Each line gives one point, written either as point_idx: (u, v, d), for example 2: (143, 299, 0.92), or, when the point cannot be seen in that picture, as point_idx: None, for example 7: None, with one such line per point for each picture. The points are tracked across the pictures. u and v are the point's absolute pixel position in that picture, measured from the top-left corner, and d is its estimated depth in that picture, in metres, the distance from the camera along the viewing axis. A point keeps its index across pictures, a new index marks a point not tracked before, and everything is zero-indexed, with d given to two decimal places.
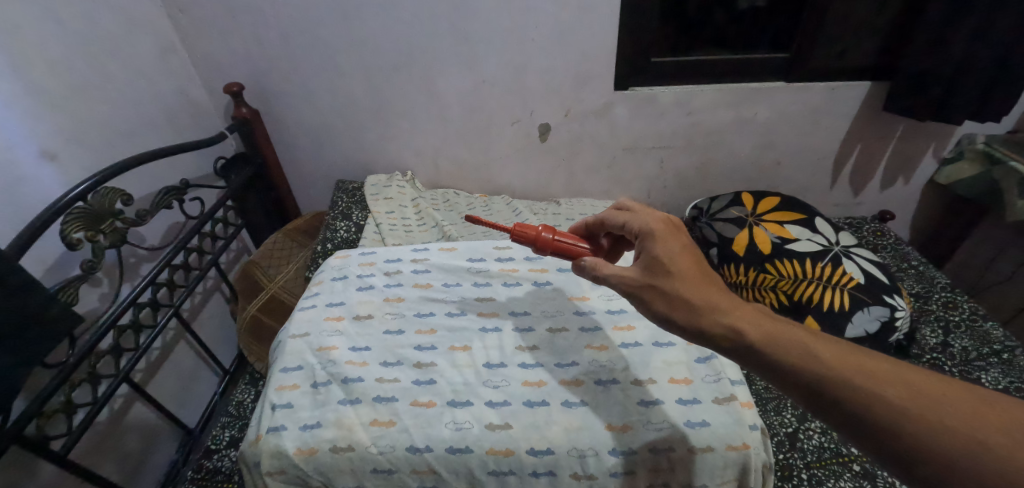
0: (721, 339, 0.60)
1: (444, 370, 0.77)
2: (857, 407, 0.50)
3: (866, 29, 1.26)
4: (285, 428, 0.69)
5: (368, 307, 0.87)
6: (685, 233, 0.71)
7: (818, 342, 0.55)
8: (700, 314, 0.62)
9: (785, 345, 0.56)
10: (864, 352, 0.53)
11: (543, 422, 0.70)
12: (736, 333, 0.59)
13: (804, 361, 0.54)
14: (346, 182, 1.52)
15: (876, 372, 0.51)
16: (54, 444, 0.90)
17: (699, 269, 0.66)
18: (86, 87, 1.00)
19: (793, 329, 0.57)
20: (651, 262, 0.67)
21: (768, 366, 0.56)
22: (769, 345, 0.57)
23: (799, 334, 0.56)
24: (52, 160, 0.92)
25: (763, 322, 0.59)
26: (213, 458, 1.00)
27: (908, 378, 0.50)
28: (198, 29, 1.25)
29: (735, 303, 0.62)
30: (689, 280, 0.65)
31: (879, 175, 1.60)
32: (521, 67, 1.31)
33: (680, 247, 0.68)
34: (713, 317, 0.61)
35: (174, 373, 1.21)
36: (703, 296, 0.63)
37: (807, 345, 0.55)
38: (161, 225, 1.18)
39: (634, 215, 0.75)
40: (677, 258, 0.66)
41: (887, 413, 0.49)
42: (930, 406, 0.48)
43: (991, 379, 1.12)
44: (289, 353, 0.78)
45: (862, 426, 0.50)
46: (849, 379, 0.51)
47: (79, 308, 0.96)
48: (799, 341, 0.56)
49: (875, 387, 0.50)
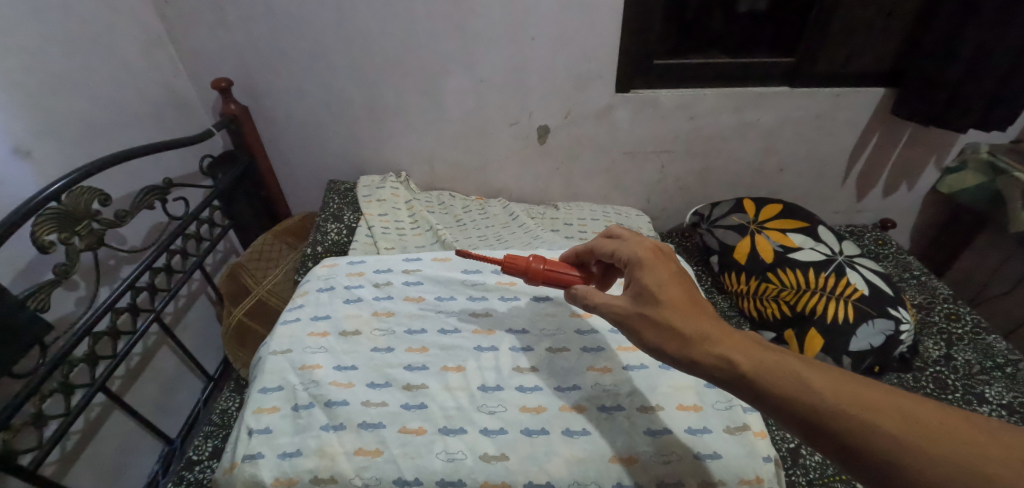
0: (711, 369, 0.56)
1: (436, 393, 0.73)
2: (853, 441, 0.46)
3: (874, 35, 1.24)
4: (263, 457, 0.65)
5: (356, 322, 0.83)
6: (673, 261, 0.67)
7: (811, 371, 0.51)
8: (690, 343, 0.58)
9: (777, 374, 0.52)
10: (860, 380, 0.49)
11: (542, 453, 0.66)
12: (728, 363, 0.55)
13: (797, 391, 0.50)
14: (338, 182, 1.47)
15: (873, 403, 0.47)
16: (23, 457, 0.85)
17: (689, 296, 0.62)
18: (64, 81, 0.95)
19: (786, 357, 0.53)
20: (640, 290, 0.64)
21: (761, 397, 0.52)
22: (762, 376, 0.52)
23: (793, 362, 0.52)
24: (26, 157, 0.87)
25: (755, 350, 0.55)
26: (194, 471, 0.96)
27: (908, 408, 0.46)
28: (185, 21, 1.20)
29: (726, 331, 0.58)
30: (679, 307, 0.60)
31: (881, 182, 1.57)
32: (521, 66, 1.27)
33: (670, 274, 0.64)
34: (703, 346, 0.57)
35: (155, 380, 1.16)
36: (693, 324, 0.59)
37: (801, 375, 0.51)
38: (143, 225, 1.13)
39: (623, 243, 0.71)
40: (666, 286, 0.62)
41: (885, 446, 0.44)
42: (932, 439, 0.43)
43: (995, 394, 1.09)
44: (269, 372, 0.74)
45: (862, 462, 0.45)
46: (844, 410, 0.47)
47: (52, 314, 0.91)
48: (791, 370, 0.52)
49: (872, 419, 0.46)
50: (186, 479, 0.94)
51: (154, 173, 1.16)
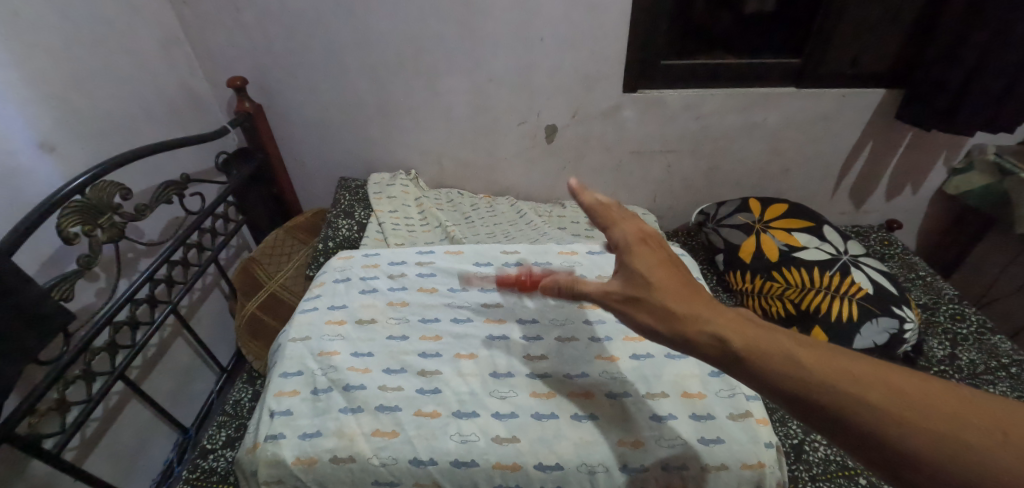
0: (701, 348, 0.55)
1: (450, 379, 0.75)
2: (840, 415, 0.45)
3: (880, 36, 1.25)
4: (284, 437, 0.67)
5: (372, 311, 0.85)
6: (661, 246, 0.67)
7: (799, 346, 0.50)
8: (682, 323, 0.58)
9: (766, 350, 0.51)
10: (847, 354, 0.48)
11: (552, 437, 0.68)
12: (717, 341, 0.54)
13: (785, 366, 0.49)
14: (349, 180, 1.50)
15: (860, 374, 0.46)
16: (47, 442, 0.88)
17: (678, 279, 0.62)
18: (87, 79, 0.99)
19: (776, 333, 0.53)
20: (629, 274, 0.64)
21: (750, 373, 0.51)
22: (751, 351, 0.52)
23: (782, 338, 0.52)
24: (51, 152, 0.90)
25: (746, 327, 0.54)
26: (208, 458, 0.98)
27: (896, 380, 0.45)
28: (203, 22, 1.23)
29: (716, 310, 0.58)
30: (669, 290, 0.61)
31: (886, 183, 1.57)
32: (530, 67, 1.29)
33: (658, 258, 0.65)
34: (693, 325, 0.57)
35: (171, 371, 1.19)
36: (683, 305, 0.59)
37: (790, 350, 0.50)
38: (160, 220, 1.17)
39: (611, 222, 0.69)
40: (655, 269, 0.63)
41: (871, 419, 0.43)
42: (920, 411, 0.43)
43: (1000, 393, 1.10)
44: (289, 357, 0.77)
45: (847, 434, 0.45)
46: (832, 383, 0.46)
47: (75, 304, 0.94)
48: (779, 346, 0.51)
49: (858, 390, 0.45)
50: (202, 466, 0.97)
51: (172, 169, 1.19)
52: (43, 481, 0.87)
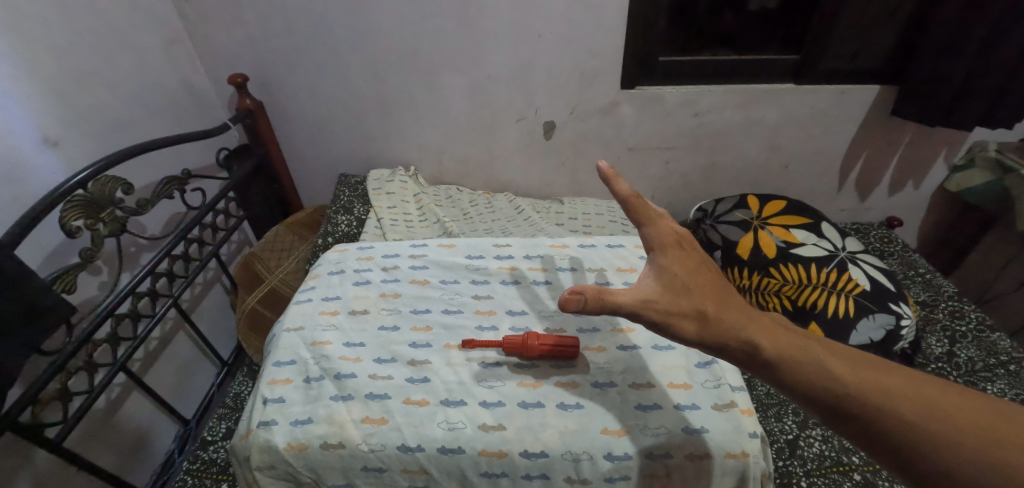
0: (735, 352, 0.56)
1: (439, 368, 0.76)
2: (872, 423, 0.46)
3: (879, 32, 1.24)
4: (276, 423, 0.68)
5: (364, 302, 0.87)
6: (695, 249, 0.66)
7: (831, 356, 0.51)
8: (714, 326, 0.58)
9: (800, 357, 0.52)
10: (877, 364, 0.49)
11: (538, 425, 0.69)
12: (750, 346, 0.55)
13: (817, 373, 0.50)
14: (349, 176, 1.51)
15: (890, 385, 0.47)
16: (49, 431, 0.90)
17: (713, 284, 0.62)
18: (90, 75, 1.00)
19: (808, 342, 0.54)
20: (665, 275, 0.62)
21: (782, 379, 0.52)
22: (783, 358, 0.53)
23: (814, 347, 0.53)
24: (54, 147, 0.92)
25: (777, 333, 0.55)
26: (207, 449, 0.99)
27: (925, 392, 0.46)
28: (204, 19, 1.24)
29: (749, 316, 0.58)
30: (704, 294, 0.61)
31: (886, 180, 1.57)
32: (528, 63, 1.30)
33: (694, 262, 0.64)
34: (725, 329, 0.57)
35: (172, 363, 1.21)
36: (716, 310, 0.59)
37: (822, 359, 0.51)
38: (161, 215, 1.18)
39: (648, 219, 0.66)
40: (691, 273, 0.63)
41: (900, 429, 0.44)
42: (948, 422, 0.43)
43: (997, 390, 1.10)
44: (282, 347, 0.78)
45: (875, 441, 0.46)
46: (863, 392, 0.47)
47: (78, 296, 0.96)
48: (812, 354, 0.52)
49: (887, 400, 0.46)
50: (201, 457, 0.98)
51: (173, 165, 1.21)
52: (48, 470, 0.89)
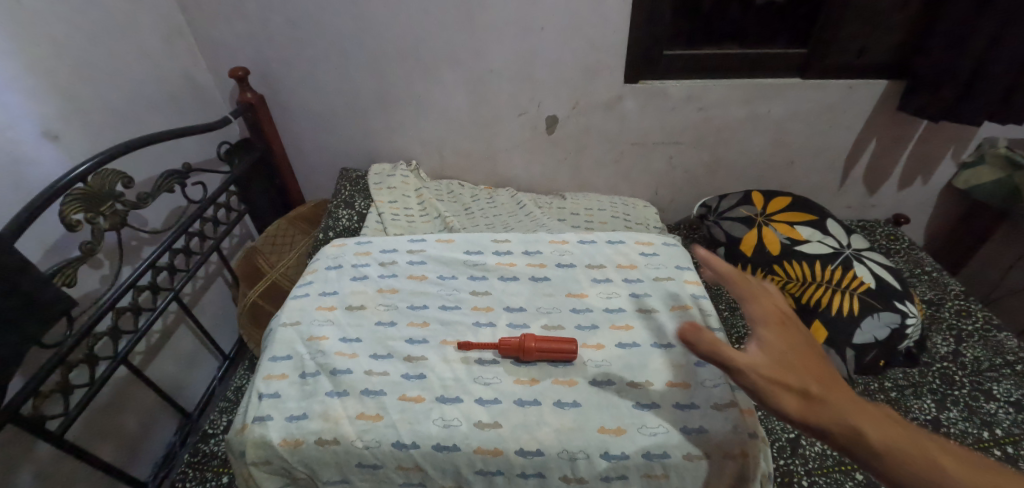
0: (836, 443, 0.48)
1: (435, 365, 0.76)
2: None
3: (888, 26, 1.22)
4: (271, 419, 0.68)
5: (362, 297, 0.86)
6: (802, 328, 0.60)
7: (966, 474, 0.43)
8: (816, 409, 0.50)
9: (920, 466, 0.44)
10: None
11: (534, 423, 0.69)
12: (858, 439, 0.47)
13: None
14: (351, 170, 1.50)
15: None
16: (50, 423, 0.90)
17: (818, 365, 0.55)
18: (90, 68, 1.00)
19: (933, 449, 0.46)
20: (766, 348, 0.57)
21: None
22: (900, 463, 0.45)
23: (941, 459, 0.45)
24: (54, 141, 0.92)
25: (894, 430, 0.47)
26: (209, 442, 0.99)
27: None
28: (204, 12, 1.24)
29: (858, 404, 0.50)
30: (804, 373, 0.54)
31: (894, 176, 1.54)
32: (530, 57, 1.29)
33: (799, 343, 0.58)
34: (829, 414, 0.49)
35: (174, 357, 1.22)
36: (819, 392, 0.52)
37: (951, 475, 0.43)
38: (162, 208, 1.18)
39: (752, 294, 0.64)
40: (792, 352, 0.56)
41: None
42: None
43: (1004, 391, 1.08)
44: (279, 342, 0.78)
45: None
46: None
47: (78, 290, 0.96)
48: (938, 465, 0.44)
49: None
50: (202, 450, 0.98)
51: (174, 158, 1.21)
52: (49, 461, 0.90)
